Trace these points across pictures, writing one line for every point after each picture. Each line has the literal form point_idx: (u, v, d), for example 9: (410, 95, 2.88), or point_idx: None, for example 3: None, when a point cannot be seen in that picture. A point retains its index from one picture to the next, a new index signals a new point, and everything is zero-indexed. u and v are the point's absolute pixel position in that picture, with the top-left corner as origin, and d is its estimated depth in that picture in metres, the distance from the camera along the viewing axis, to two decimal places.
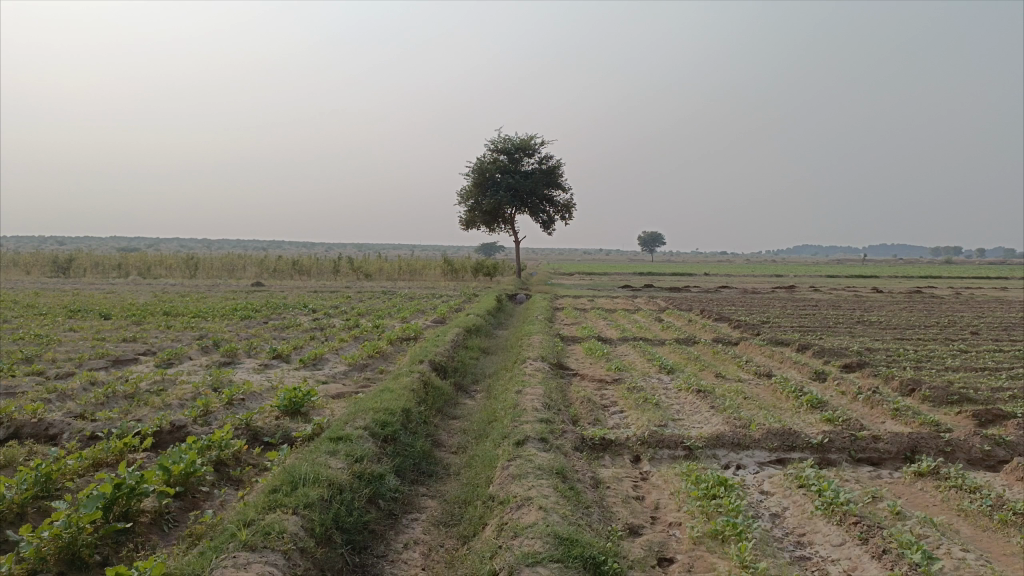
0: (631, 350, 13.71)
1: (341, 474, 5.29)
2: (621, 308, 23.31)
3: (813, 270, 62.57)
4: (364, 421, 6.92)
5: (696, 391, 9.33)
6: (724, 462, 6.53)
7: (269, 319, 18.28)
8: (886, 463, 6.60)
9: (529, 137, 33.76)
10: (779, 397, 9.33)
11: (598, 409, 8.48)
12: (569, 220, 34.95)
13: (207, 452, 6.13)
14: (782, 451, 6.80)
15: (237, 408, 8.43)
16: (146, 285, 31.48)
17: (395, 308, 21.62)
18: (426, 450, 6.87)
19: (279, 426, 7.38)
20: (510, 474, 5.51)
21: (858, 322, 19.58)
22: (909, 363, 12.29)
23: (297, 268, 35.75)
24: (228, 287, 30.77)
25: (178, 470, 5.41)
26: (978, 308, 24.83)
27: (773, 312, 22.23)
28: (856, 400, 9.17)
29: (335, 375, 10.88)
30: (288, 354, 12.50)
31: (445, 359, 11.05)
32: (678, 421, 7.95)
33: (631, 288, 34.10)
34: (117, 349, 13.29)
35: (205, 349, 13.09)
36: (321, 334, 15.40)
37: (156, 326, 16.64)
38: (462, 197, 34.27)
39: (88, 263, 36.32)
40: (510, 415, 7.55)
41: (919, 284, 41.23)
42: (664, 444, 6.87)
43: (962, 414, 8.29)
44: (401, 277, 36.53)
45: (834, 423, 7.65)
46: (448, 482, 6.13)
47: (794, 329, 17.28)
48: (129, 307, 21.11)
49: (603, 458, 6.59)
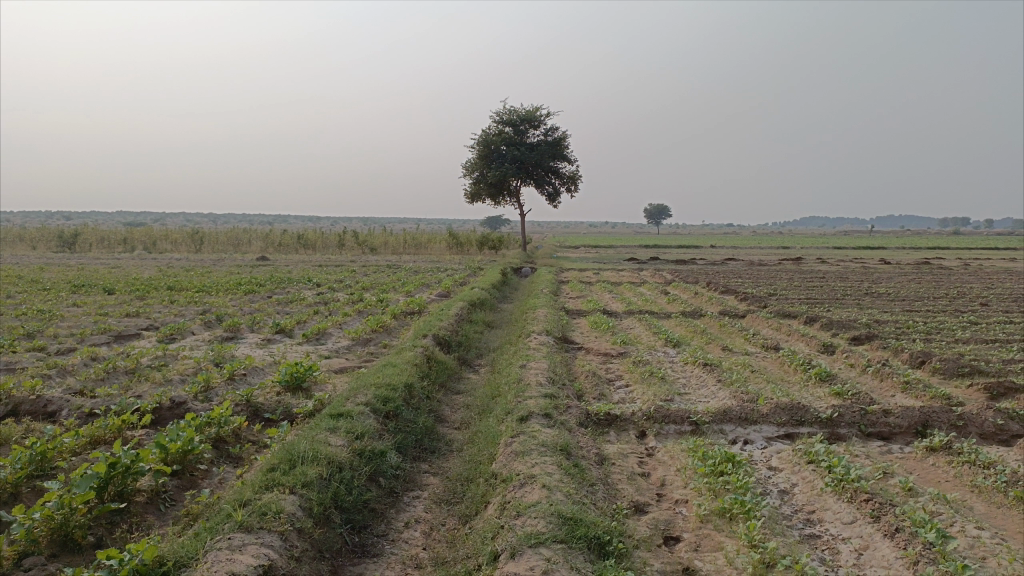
0: (638, 323, 13.58)
1: (341, 452, 5.19)
2: (627, 281, 23.13)
3: (820, 241, 62.19)
4: (366, 396, 6.82)
5: (703, 364, 9.21)
6: (731, 437, 6.42)
7: (274, 294, 18.20)
8: (897, 438, 6.47)
9: (534, 108, 33.36)
10: (787, 371, 9.19)
11: (603, 383, 8.36)
12: (575, 192, 34.66)
13: (206, 429, 6.05)
14: (791, 425, 6.67)
15: (238, 383, 8.36)
16: (151, 259, 31.46)
17: (400, 282, 21.51)
18: (429, 426, 6.78)
19: (281, 401, 7.29)
20: (513, 452, 5.40)
21: (867, 294, 19.40)
22: (919, 334, 12.13)
23: (302, 242, 35.62)
24: (233, 261, 30.67)
25: (175, 449, 5.33)
26: (988, 279, 24.57)
27: (780, 284, 22.01)
28: (866, 373, 9.03)
29: (338, 350, 10.78)
30: (291, 329, 12.41)
31: (449, 333, 10.94)
32: (685, 395, 7.83)
33: (638, 261, 33.80)
34: (120, 324, 13.22)
35: (208, 324, 13.00)
36: (325, 308, 15.31)
37: (160, 300, 16.56)
38: (467, 169, 33.98)
39: (93, 238, 36.28)
40: (514, 390, 7.44)
41: (927, 255, 40.96)
42: (670, 419, 6.75)
43: (974, 387, 8.16)
44: (406, 250, 36.40)
45: (843, 397, 7.52)
46: (450, 458, 6.03)
47: (802, 302, 17.12)
48: (133, 282, 21.07)
49: (608, 434, 6.48)
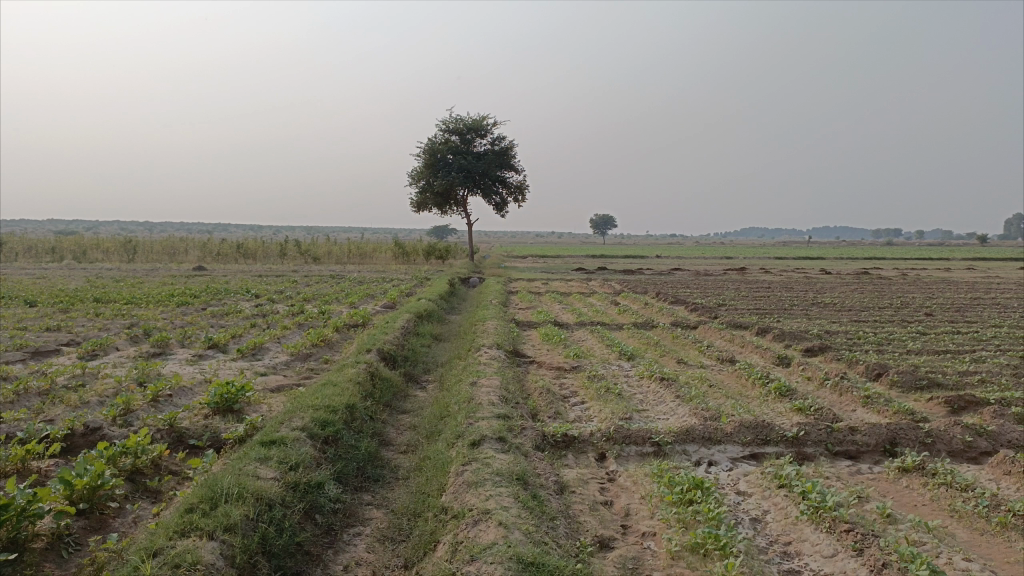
0: (589, 335, 13.25)
1: (271, 485, 4.64)
2: (576, 291, 22.85)
3: (762, 252, 63.39)
4: (302, 420, 6.24)
5: (659, 379, 8.84)
6: (695, 459, 6.05)
7: (209, 306, 17.33)
8: (865, 457, 6.21)
9: (481, 117, 32.98)
10: (745, 385, 8.90)
11: (558, 401, 7.94)
12: (522, 202, 34.35)
13: (120, 460, 5.43)
14: (756, 445, 6.33)
15: (163, 406, 7.69)
16: (80, 270, 29.95)
17: (345, 292, 20.82)
18: (372, 451, 6.25)
19: (208, 426, 6.68)
20: (464, 482, 4.92)
21: (814, 304, 19.50)
22: (871, 346, 12.05)
23: (242, 251, 34.46)
24: (168, 271, 29.43)
25: (81, 485, 4.69)
26: (927, 289, 25.04)
27: (728, 295, 22.05)
28: (824, 386, 8.81)
29: (275, 366, 10.12)
30: (225, 344, 11.69)
31: (394, 348, 10.37)
32: (643, 413, 7.47)
33: (585, 271, 33.77)
34: (37, 339, 12.26)
35: (134, 339, 12.18)
36: (263, 321, 14.58)
37: (84, 313, 15.55)
38: (413, 178, 33.40)
39: (19, 247, 34.53)
40: (464, 410, 6.96)
41: (866, 265, 41.86)
42: (631, 440, 6.36)
43: (933, 401, 8.01)
44: (350, 260, 35.57)
45: (806, 413, 7.24)
46: (396, 488, 5.52)
47: (751, 312, 17.06)
48: (58, 293, 19.88)
49: (566, 458, 6.05)
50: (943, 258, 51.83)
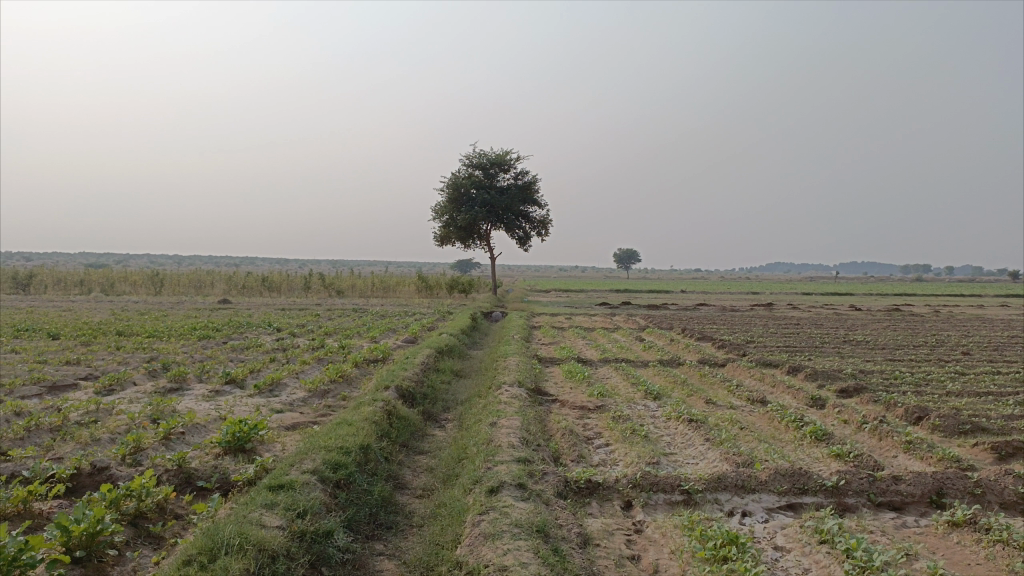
0: (614, 372, 12.89)
1: (276, 535, 4.37)
2: (600, 327, 22.50)
3: (789, 288, 62.56)
4: (314, 461, 5.98)
5: (688, 421, 8.47)
6: (728, 509, 5.69)
7: (229, 340, 17.23)
8: (910, 509, 5.82)
9: (505, 151, 33.01)
10: (778, 428, 8.50)
11: (581, 443, 7.61)
12: (545, 237, 34.17)
13: (123, 504, 5.20)
14: (792, 495, 5.96)
15: (175, 444, 7.47)
16: (106, 302, 30.16)
17: (366, 326, 20.64)
18: (386, 496, 5.96)
19: (218, 466, 6.44)
20: (481, 534, 4.62)
21: (845, 341, 18.96)
22: (909, 387, 11.56)
23: (266, 285, 34.54)
24: (192, 304, 29.52)
25: (79, 531, 4.43)
26: (961, 327, 24.32)
27: (756, 331, 21.57)
28: (862, 430, 8.39)
29: (292, 403, 9.88)
30: (242, 379, 11.50)
31: (413, 385, 10.10)
32: (671, 457, 7.12)
33: (609, 306, 33.41)
34: (56, 373, 12.17)
35: (152, 374, 12.03)
36: (283, 356, 14.40)
37: (105, 347, 15.49)
38: (437, 212, 33.42)
39: (49, 279, 34.89)
40: (483, 453, 6.66)
41: (897, 302, 41.03)
42: (659, 487, 6.01)
43: (979, 447, 7.57)
44: (374, 294, 35.51)
45: (845, 459, 6.85)
46: (409, 537, 5.21)
47: (780, 350, 16.60)
48: (82, 326, 19.92)
49: (590, 506, 5.71)
50: (976, 294, 50.63)
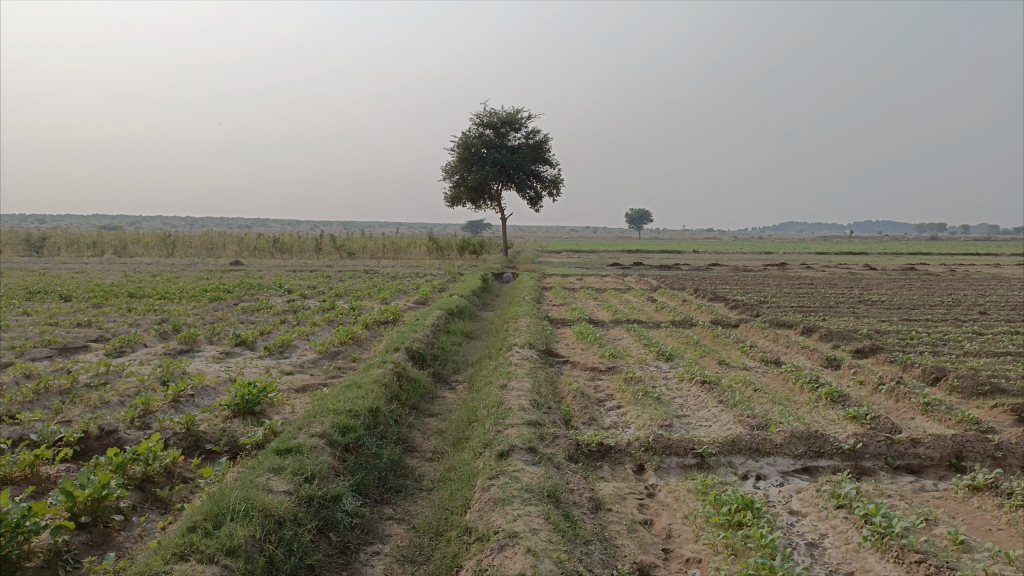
0: (626, 334, 12.77)
1: (282, 500, 4.32)
2: (611, 288, 22.32)
3: (804, 247, 61.95)
4: (322, 425, 5.91)
5: (700, 383, 8.35)
6: (742, 472, 5.59)
7: (240, 302, 17.20)
8: (928, 472, 5.70)
9: (516, 111, 32.56)
10: (792, 390, 8.38)
11: (592, 405, 7.52)
12: (557, 197, 33.86)
13: (130, 468, 5.16)
14: (808, 458, 5.85)
15: (185, 407, 7.44)
16: (119, 264, 30.19)
17: (377, 288, 20.56)
18: (395, 459, 5.89)
19: (227, 429, 6.40)
20: (490, 499, 4.54)
21: (860, 301, 18.74)
22: (925, 347, 11.39)
23: (278, 246, 34.46)
24: (204, 266, 29.51)
25: (83, 496, 4.41)
26: (977, 286, 23.98)
27: (769, 291, 21.37)
28: (878, 391, 8.27)
29: (302, 365, 9.84)
30: (252, 341, 11.45)
31: (423, 346, 10.02)
32: (684, 419, 7.03)
33: (621, 267, 33.20)
34: (67, 335, 12.17)
35: (163, 336, 12.00)
36: (293, 317, 14.35)
37: (117, 309, 15.49)
38: (447, 173, 33.14)
39: (62, 242, 34.91)
40: (493, 416, 6.58)
41: (912, 261, 40.60)
42: (672, 450, 5.91)
43: (998, 408, 7.44)
44: (385, 255, 35.42)
45: (861, 422, 6.73)
46: (419, 501, 5.15)
47: (794, 310, 16.42)
48: (94, 288, 19.96)
49: (601, 470, 5.63)
50: (992, 254, 49.94)
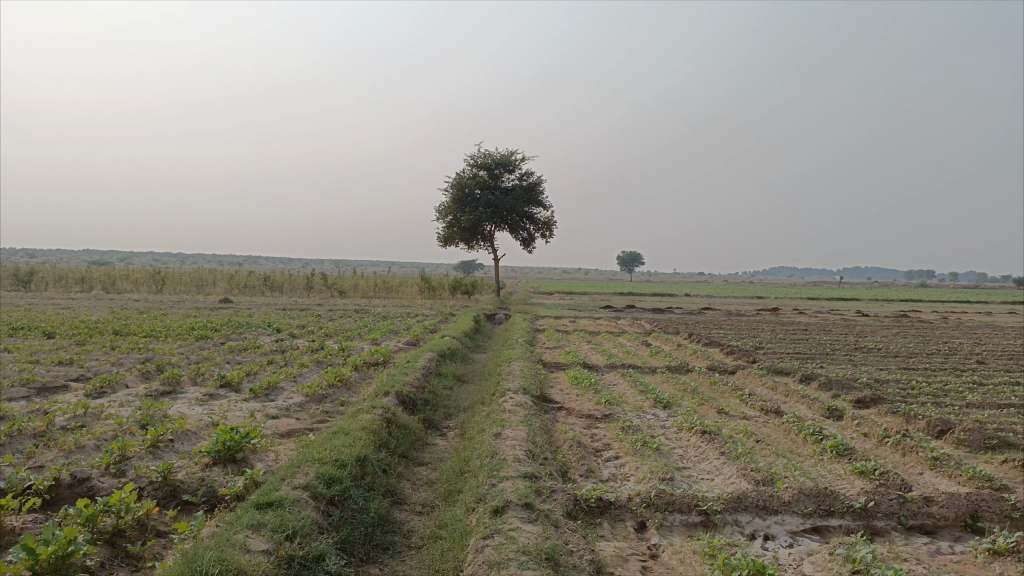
0: (621, 379, 12.50)
1: (259, 562, 4.02)
2: (605, 331, 22.08)
3: (796, 292, 61.93)
4: (306, 475, 5.61)
5: (700, 433, 8.07)
6: (749, 532, 5.31)
7: (227, 341, 16.84)
8: (943, 533, 5.45)
9: (510, 152, 32.64)
10: (794, 441, 8.11)
11: (590, 456, 7.23)
12: (550, 239, 33.80)
13: (100, 521, 4.83)
14: (818, 517, 5.57)
15: (164, 453, 7.10)
16: (106, 300, 29.81)
17: (367, 328, 20.25)
18: (383, 513, 5.58)
19: (206, 478, 6.08)
20: (485, 562, 4.24)
21: (856, 348, 18.55)
22: (926, 397, 11.17)
23: (268, 284, 34.16)
24: (192, 303, 29.14)
25: (46, 554, 4.05)
26: (971, 334, 23.85)
27: (763, 337, 21.18)
28: (884, 444, 8.01)
29: (288, 408, 9.53)
30: (238, 382, 11.13)
31: (414, 391, 9.71)
32: (686, 473, 6.74)
33: (613, 309, 32.98)
34: (47, 373, 11.79)
35: (145, 376, 11.66)
36: (280, 358, 14.03)
37: (100, 347, 15.12)
38: (441, 213, 33.08)
39: (50, 276, 34.54)
40: (487, 467, 6.29)
41: (904, 308, 40.64)
42: (675, 507, 5.62)
43: (1009, 464, 7.19)
44: (376, 294, 35.16)
45: (870, 477, 6.46)
46: (408, 560, 4.84)
47: (791, 357, 16.22)
48: (78, 324, 19.59)
49: (601, 528, 5.34)
50: (984, 301, 50.09)
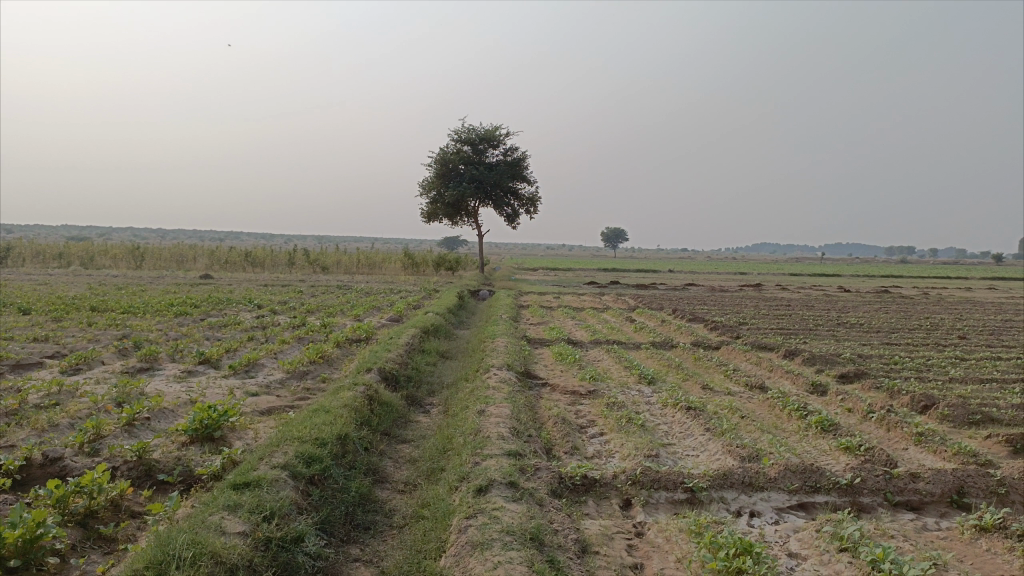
0: (605, 355, 12.43)
1: (235, 544, 3.91)
2: (589, 307, 22.03)
3: (778, 268, 62.21)
4: (285, 454, 5.49)
5: (685, 409, 8.01)
6: (735, 509, 5.26)
7: (208, 317, 16.60)
8: (929, 509, 5.42)
9: (494, 127, 32.32)
10: (779, 417, 8.07)
11: (574, 433, 7.15)
12: (534, 214, 33.62)
13: (72, 503, 4.69)
14: (804, 493, 5.53)
15: (140, 431, 6.95)
16: (85, 276, 29.34)
17: (350, 304, 20.06)
18: (365, 492, 5.47)
19: (182, 457, 5.94)
20: (468, 543, 4.14)
21: (839, 324, 18.60)
22: (910, 372, 11.19)
23: (250, 260, 33.76)
24: (173, 279, 28.77)
25: (13, 538, 3.89)
26: (952, 309, 24.00)
27: (747, 312, 21.22)
28: (868, 420, 7.99)
29: (268, 385, 9.38)
30: (217, 359, 10.95)
31: (396, 367, 9.59)
32: (671, 449, 6.69)
33: (597, 285, 32.88)
34: (21, 350, 11.54)
35: (122, 353, 11.45)
36: (261, 334, 13.84)
37: (76, 323, 14.85)
38: (424, 189, 32.78)
39: (26, 252, 33.96)
40: (470, 445, 6.18)
41: (886, 283, 40.90)
42: (660, 484, 5.55)
43: (992, 439, 7.20)
44: (359, 270, 34.88)
45: (855, 453, 6.43)
46: (389, 540, 4.75)
47: (775, 332, 16.24)
48: (55, 300, 19.26)
49: (586, 506, 5.26)
50: (964, 277, 50.54)
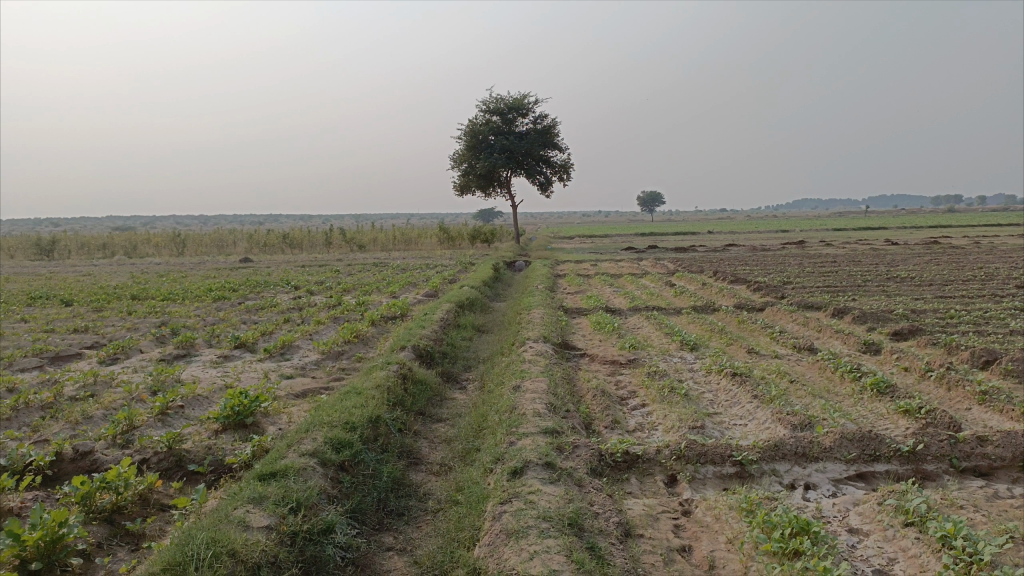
0: (645, 322, 12.07)
1: (258, 539, 3.73)
2: (627, 273, 21.59)
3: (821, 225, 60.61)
4: (314, 440, 5.30)
5: (731, 375, 7.66)
6: (788, 482, 4.94)
7: (245, 301, 16.59)
8: (999, 475, 5.05)
9: (523, 95, 31.72)
10: (832, 380, 7.66)
11: (615, 405, 6.87)
12: (568, 181, 33.09)
13: (98, 499, 4.55)
14: (862, 463, 5.18)
15: (173, 420, 6.86)
16: (127, 266, 29.69)
17: (385, 281, 19.91)
18: (397, 477, 5.28)
19: (211, 446, 5.81)
20: (502, 531, 3.92)
21: (889, 278, 17.92)
22: (968, 327, 10.62)
23: (288, 241, 33.88)
24: (212, 264, 28.97)
25: (32, 540, 3.75)
26: (1007, 258, 22.99)
27: (792, 271, 20.57)
28: (926, 380, 7.55)
29: (303, 367, 9.27)
30: (252, 343, 10.86)
31: (431, 344, 9.36)
32: (717, 419, 6.37)
33: (635, 251, 32.25)
34: (62, 342, 11.59)
35: (160, 341, 11.45)
36: (297, 316, 13.75)
37: (117, 312, 14.95)
38: (456, 161, 32.42)
39: (72, 244, 34.49)
40: (506, 423, 5.95)
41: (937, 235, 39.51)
42: (707, 458, 5.25)
43: None
44: (396, 247, 34.77)
45: (915, 416, 6.04)
46: (422, 527, 4.54)
47: (821, 290, 15.66)
48: (97, 290, 19.44)
49: (629, 484, 5.00)
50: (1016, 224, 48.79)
